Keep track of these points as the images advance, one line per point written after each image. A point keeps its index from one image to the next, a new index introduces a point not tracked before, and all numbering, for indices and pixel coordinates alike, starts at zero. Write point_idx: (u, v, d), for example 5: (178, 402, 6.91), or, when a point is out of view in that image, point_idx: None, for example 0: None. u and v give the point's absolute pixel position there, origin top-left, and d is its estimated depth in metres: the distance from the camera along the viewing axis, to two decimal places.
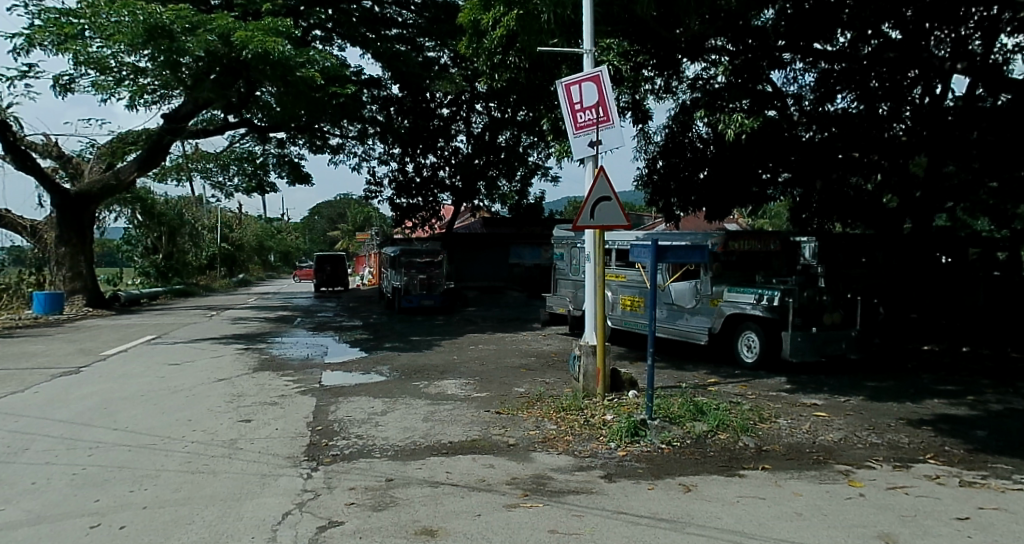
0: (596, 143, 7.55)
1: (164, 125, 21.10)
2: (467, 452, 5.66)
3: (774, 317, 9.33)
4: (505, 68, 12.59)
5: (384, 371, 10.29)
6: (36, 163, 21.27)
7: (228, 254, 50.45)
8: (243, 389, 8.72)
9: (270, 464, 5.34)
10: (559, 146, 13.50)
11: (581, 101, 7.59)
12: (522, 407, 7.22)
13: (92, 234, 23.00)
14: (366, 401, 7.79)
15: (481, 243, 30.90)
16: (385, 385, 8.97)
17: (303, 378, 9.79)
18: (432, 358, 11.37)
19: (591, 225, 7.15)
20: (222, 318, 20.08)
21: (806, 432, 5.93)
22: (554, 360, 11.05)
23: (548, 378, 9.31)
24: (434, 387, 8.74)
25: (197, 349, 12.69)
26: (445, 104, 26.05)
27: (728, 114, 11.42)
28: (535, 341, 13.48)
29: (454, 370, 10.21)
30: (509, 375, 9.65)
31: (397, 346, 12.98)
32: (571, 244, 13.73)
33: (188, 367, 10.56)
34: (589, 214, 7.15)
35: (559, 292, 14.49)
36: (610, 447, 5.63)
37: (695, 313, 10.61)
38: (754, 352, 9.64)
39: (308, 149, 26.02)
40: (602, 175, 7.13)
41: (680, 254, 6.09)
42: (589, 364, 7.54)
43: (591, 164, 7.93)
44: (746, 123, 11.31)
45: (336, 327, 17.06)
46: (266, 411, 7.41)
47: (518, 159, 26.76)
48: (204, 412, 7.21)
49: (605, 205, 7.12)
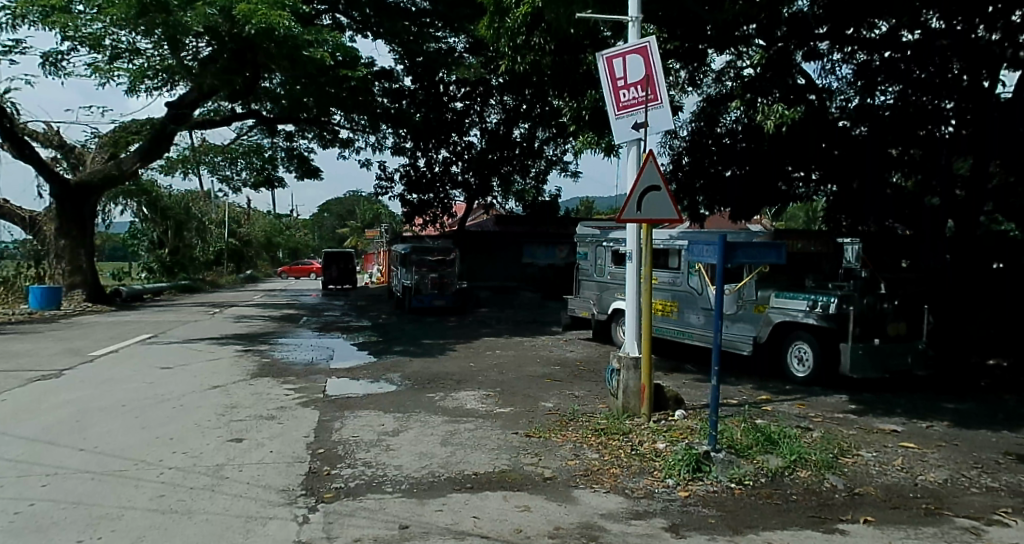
0: (640, 126, 6.62)
1: (168, 114, 20.28)
2: (496, 488, 4.69)
3: (830, 326, 8.35)
4: (529, 49, 11.80)
5: (395, 379, 9.36)
6: (35, 151, 20.48)
7: (235, 249, 49.72)
8: (238, 399, 7.81)
9: (259, 501, 4.40)
10: (581, 137, 12.59)
11: (625, 76, 6.66)
12: (555, 429, 6.27)
13: (93, 226, 22.16)
14: (377, 417, 6.87)
15: (493, 242, 29.98)
16: (396, 397, 8.05)
17: (306, 385, 8.88)
18: (447, 365, 10.45)
19: (637, 218, 6.21)
20: (225, 316, 19.19)
21: (901, 470, 4.93)
22: (581, 370, 10.11)
23: (577, 392, 8.36)
24: (452, 400, 7.81)
25: (194, 351, 11.80)
26: (459, 97, 25.09)
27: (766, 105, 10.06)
28: (556, 346, 12.54)
29: (471, 379, 9.28)
30: (533, 387, 8.72)
31: (408, 351, 12.04)
32: (597, 242, 12.82)
33: (182, 371, 9.68)
34: (636, 206, 6.22)
35: (582, 295, 13.48)
36: (669, 485, 4.67)
37: (736, 320, 9.66)
38: (807, 366, 8.63)
39: (318, 142, 25.20)
40: (651, 159, 6.15)
41: (751, 254, 5.03)
42: (631, 379, 6.63)
43: (634, 150, 6.98)
44: (787, 113, 9.88)
45: (343, 328, 16.16)
46: (262, 428, 6.51)
47: (531, 156, 26.00)
48: (190, 428, 6.30)
49: (655, 195, 6.18)
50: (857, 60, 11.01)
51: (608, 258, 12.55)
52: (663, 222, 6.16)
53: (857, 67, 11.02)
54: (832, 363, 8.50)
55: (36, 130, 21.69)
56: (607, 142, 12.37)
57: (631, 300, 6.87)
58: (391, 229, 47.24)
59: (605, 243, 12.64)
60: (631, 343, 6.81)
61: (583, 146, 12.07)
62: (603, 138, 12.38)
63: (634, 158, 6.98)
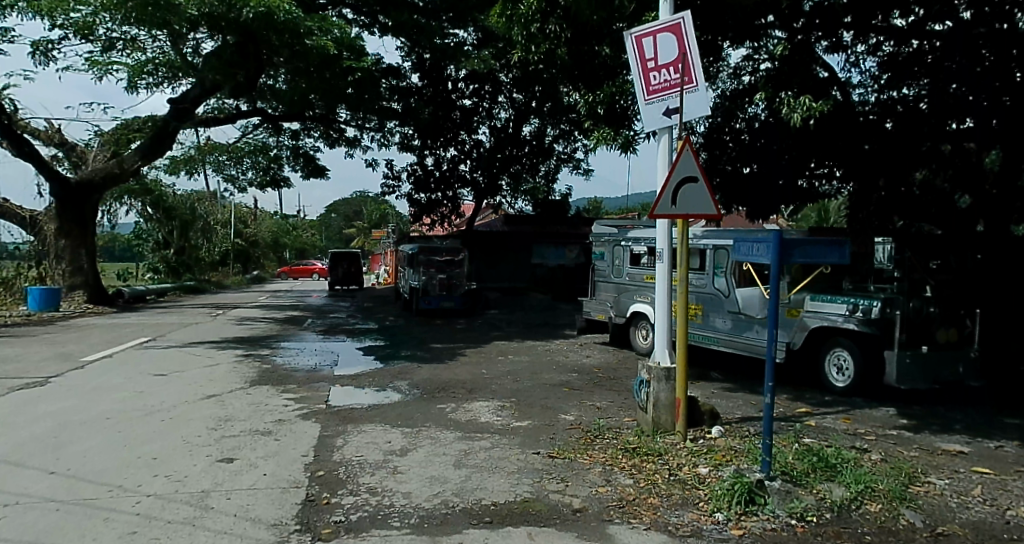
0: (673, 111, 6.03)
1: (170, 110, 19.76)
2: (519, 522, 4.07)
3: (872, 332, 7.70)
4: (543, 38, 11.22)
5: (403, 387, 8.77)
6: (34, 149, 20.03)
7: (241, 250, 49.25)
8: (233, 411, 7.21)
9: (246, 539, 3.80)
10: (595, 133, 11.40)
11: (656, 57, 6.06)
12: (581, 448, 5.64)
13: (95, 226, 21.66)
14: (383, 433, 6.27)
15: (502, 242, 29.40)
16: (404, 408, 7.45)
17: (308, 395, 8.30)
18: (457, 372, 9.84)
19: (671, 214, 5.58)
20: (227, 318, 18.61)
21: (984, 503, 4.28)
22: (600, 378, 9.49)
23: (599, 403, 7.75)
24: (464, 412, 7.21)
25: (191, 356, 11.23)
26: (467, 94, 24.56)
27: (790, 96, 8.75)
28: (572, 351, 11.93)
29: (484, 388, 8.67)
30: (551, 397, 8.11)
31: (416, 356, 11.43)
32: (614, 241, 12.23)
33: (177, 379, 9.13)
34: (671, 200, 5.60)
35: (598, 297, 12.85)
36: (719, 521, 4.04)
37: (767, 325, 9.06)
38: (846, 376, 7.97)
39: (323, 141, 24.62)
40: (687, 148, 5.56)
41: (810, 253, 4.37)
42: (662, 391, 6.01)
43: (666, 140, 6.38)
44: (815, 105, 8.59)
45: (349, 331, 15.60)
46: (257, 445, 5.92)
47: (540, 155, 25.60)
48: (177, 446, 5.71)
49: (691, 188, 5.56)
50: (883, 53, 10.45)
51: (627, 258, 11.94)
52: (701, 218, 5.56)
53: (883, 60, 10.49)
54: (874, 373, 7.84)
55: (37, 128, 21.24)
56: (623, 137, 11.31)
57: (661, 303, 6.25)
58: (398, 229, 46.75)
59: (623, 242, 12.03)
60: (663, 352, 6.19)
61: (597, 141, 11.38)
62: (619, 132, 11.31)
63: (666, 147, 6.38)
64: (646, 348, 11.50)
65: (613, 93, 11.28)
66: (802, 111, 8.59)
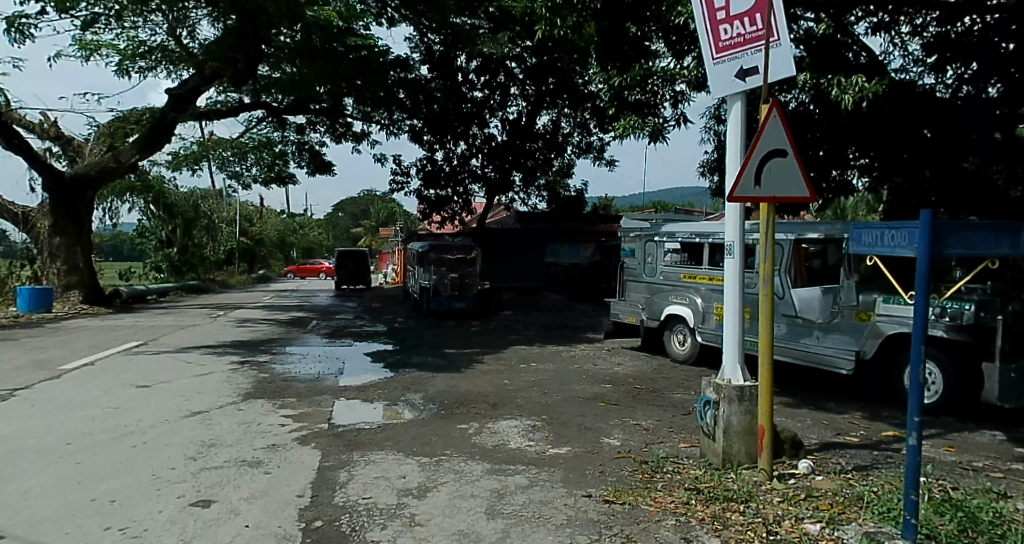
0: (748, 73, 4.93)
1: (169, 101, 18.76)
2: None
3: (967, 341, 6.55)
4: (569, 8, 9.97)
5: (416, 401, 7.71)
6: (25, 142, 19.09)
7: (247, 249, 48.36)
8: (221, 433, 6.18)
9: None
10: (621, 120, 10.71)
11: (727, 7, 4.98)
12: (641, 488, 4.55)
13: (91, 223, 20.68)
14: (395, 464, 5.21)
15: (514, 241, 28.15)
16: (419, 429, 6.42)
17: (308, 411, 7.24)
18: (477, 383, 8.78)
19: (756, 197, 4.44)
20: (228, 320, 17.59)
21: None
22: (639, 391, 8.42)
23: (646, 425, 6.66)
24: (490, 436, 6.16)
25: (182, 364, 10.20)
26: (479, 85, 23.49)
27: (841, 76, 7.88)
28: (600, 358, 10.85)
29: (509, 403, 7.64)
30: (589, 416, 7.04)
31: (430, 363, 10.40)
32: (647, 237, 11.17)
33: (162, 391, 8.09)
34: (755, 179, 4.45)
35: (628, 298, 11.75)
36: None
37: (830, 330, 7.97)
38: (933, 391, 6.86)
39: (329, 135, 23.58)
40: (775, 113, 4.41)
41: (967, 244, 3.28)
42: (734, 416, 4.98)
43: (736, 109, 5.18)
44: (869, 86, 7.64)
45: (355, 334, 14.57)
46: (242, 481, 4.86)
47: (555, 150, 24.41)
48: (143, 484, 4.67)
49: (778, 162, 4.46)
50: (928, 34, 9.42)
51: (661, 255, 10.88)
52: (790, 201, 4.48)
53: (927, 42, 9.41)
54: (968, 389, 6.69)
55: (31, 121, 20.31)
56: (652, 125, 10.52)
57: (732, 306, 5.17)
58: (405, 227, 45.77)
59: (657, 238, 10.98)
60: (735, 370, 5.13)
61: (623, 129, 10.58)
62: (647, 120, 10.53)
63: (739, 119, 5.13)
64: (684, 355, 10.43)
65: (642, 77, 10.40)
66: (854, 92, 7.66)
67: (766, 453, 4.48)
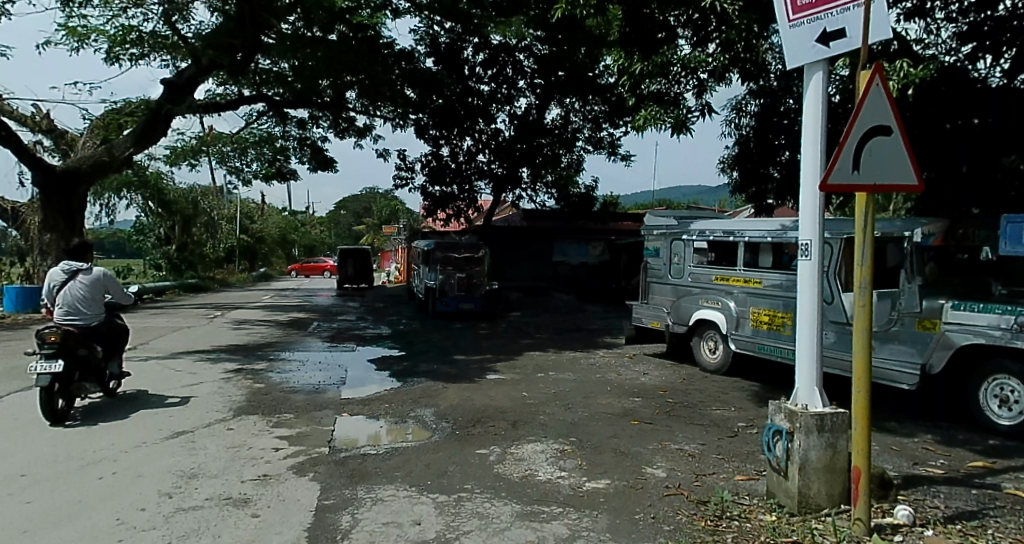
0: (831, 37, 4.11)
1: (163, 93, 17.87)
2: None
3: None
4: None
5: (428, 419, 6.89)
6: (14, 134, 18.28)
7: (248, 247, 47.42)
8: (204, 461, 5.34)
9: None
10: (641, 112, 9.79)
11: None
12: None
13: (82, 219, 19.83)
14: (406, 504, 4.41)
15: (522, 240, 27.32)
16: (431, 455, 5.60)
17: (306, 431, 6.41)
18: (493, 396, 7.96)
19: (857, 183, 3.60)
20: (224, 321, 16.75)
21: None
22: (674, 406, 7.61)
23: (693, 450, 5.83)
24: (515, 465, 5.34)
25: (170, 372, 9.37)
26: (486, 78, 22.71)
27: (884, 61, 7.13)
28: (623, 367, 10.01)
29: (531, 421, 6.82)
30: (623, 439, 6.21)
31: (439, 372, 9.58)
32: (673, 236, 10.36)
33: (146, 407, 7.28)
34: (853, 163, 3.61)
35: (651, 301, 10.92)
36: None
37: (886, 340, 7.16)
38: (1015, 411, 6.05)
39: (331, 130, 22.71)
40: (878, 81, 3.60)
41: None
42: (812, 450, 4.17)
43: (817, 81, 4.32)
44: (917, 71, 6.88)
45: (358, 337, 13.74)
46: (224, 528, 4.03)
47: (564, 145, 23.57)
48: (102, 535, 3.83)
49: (881, 142, 3.63)
50: (965, 20, 8.26)
51: (689, 255, 10.07)
52: (895, 190, 3.65)
53: (963, 29, 8.29)
54: None
55: (22, 113, 19.48)
56: (675, 116, 9.57)
57: (809, 317, 4.36)
58: (409, 225, 45.00)
59: (685, 236, 10.17)
60: (812, 393, 4.31)
61: (644, 121, 9.64)
62: (670, 110, 9.61)
63: (819, 90, 4.29)
64: (715, 364, 9.59)
65: (663, 66, 9.58)
66: (898, 78, 6.90)
67: (862, 497, 3.64)
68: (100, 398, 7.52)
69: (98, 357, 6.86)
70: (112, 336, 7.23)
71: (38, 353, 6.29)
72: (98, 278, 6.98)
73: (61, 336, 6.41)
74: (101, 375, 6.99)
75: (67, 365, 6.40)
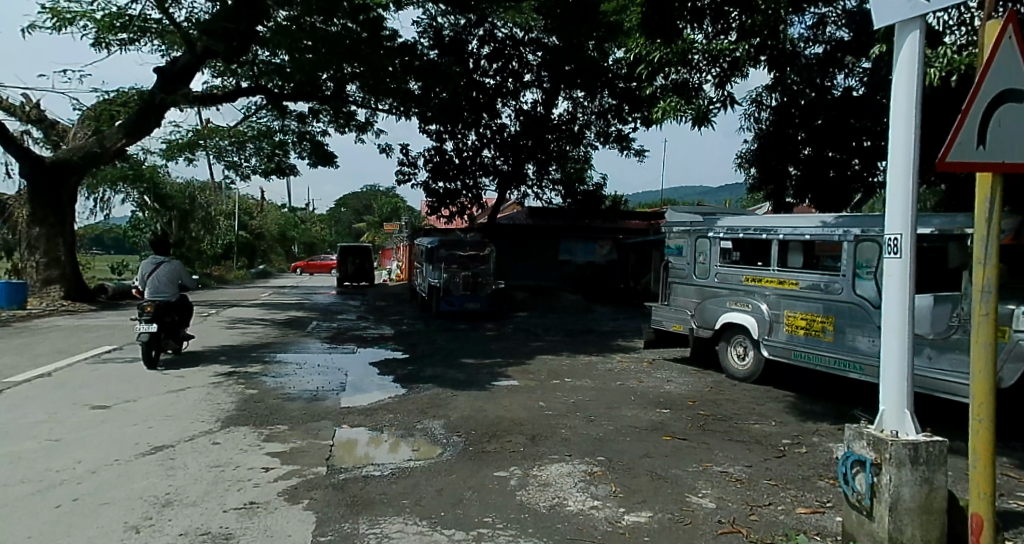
0: None
1: (158, 81, 17.14)
2: None
3: None
4: None
5: (437, 432, 6.20)
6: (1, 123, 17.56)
7: (246, 244, 46.65)
8: (183, 484, 4.64)
9: None
10: (660, 102, 8.94)
11: None
12: None
13: (73, 213, 19.11)
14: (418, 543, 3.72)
15: (526, 239, 26.65)
16: (444, 477, 4.91)
17: (302, 447, 5.71)
18: (508, 406, 7.26)
19: (983, 163, 2.89)
20: (219, 320, 16.03)
21: None
22: (708, 419, 6.90)
23: (741, 475, 5.12)
24: (541, 491, 4.64)
25: (157, 375, 8.65)
26: (491, 71, 21.96)
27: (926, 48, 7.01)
28: (645, 373, 9.31)
29: (552, 436, 6.12)
30: (657, 460, 5.50)
31: (447, 377, 8.88)
32: (698, 234, 9.69)
33: (125, 413, 6.60)
34: (977, 137, 2.91)
35: (672, 303, 10.23)
36: None
37: (947, 350, 6.49)
38: None
39: (332, 126, 22.00)
40: (1009, 35, 2.88)
41: None
42: (906, 487, 3.48)
43: (914, 38, 3.58)
44: (959, 58, 6.76)
45: (358, 338, 13.03)
46: None
47: (571, 141, 23.10)
48: None
49: (1009, 111, 2.93)
50: None
51: (715, 254, 9.41)
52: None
53: None
54: None
55: (11, 103, 18.77)
56: (696, 107, 8.69)
57: (898, 326, 3.63)
58: (411, 223, 44.28)
59: (710, 234, 9.49)
60: (903, 419, 3.57)
61: (663, 112, 8.77)
62: (691, 101, 8.75)
63: (915, 52, 3.57)
64: (746, 371, 8.88)
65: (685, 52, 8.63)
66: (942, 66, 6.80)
67: None
68: (172, 356, 10.22)
69: (177, 323, 9.59)
70: (183, 310, 9.92)
71: (139, 319, 9.01)
72: (176, 267, 9.63)
73: (153, 307, 9.16)
74: (176, 335, 9.70)
75: (159, 327, 9.12)
